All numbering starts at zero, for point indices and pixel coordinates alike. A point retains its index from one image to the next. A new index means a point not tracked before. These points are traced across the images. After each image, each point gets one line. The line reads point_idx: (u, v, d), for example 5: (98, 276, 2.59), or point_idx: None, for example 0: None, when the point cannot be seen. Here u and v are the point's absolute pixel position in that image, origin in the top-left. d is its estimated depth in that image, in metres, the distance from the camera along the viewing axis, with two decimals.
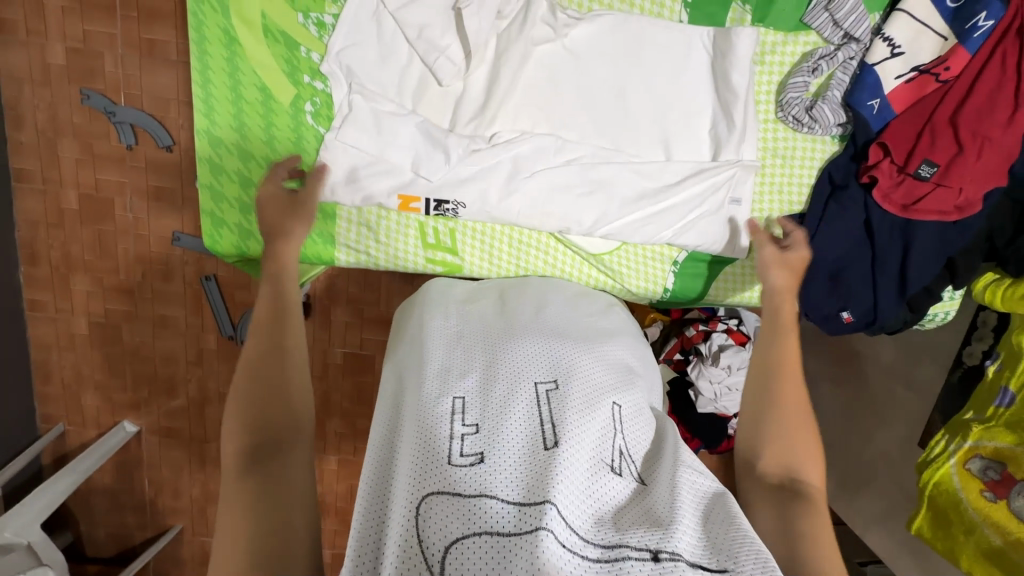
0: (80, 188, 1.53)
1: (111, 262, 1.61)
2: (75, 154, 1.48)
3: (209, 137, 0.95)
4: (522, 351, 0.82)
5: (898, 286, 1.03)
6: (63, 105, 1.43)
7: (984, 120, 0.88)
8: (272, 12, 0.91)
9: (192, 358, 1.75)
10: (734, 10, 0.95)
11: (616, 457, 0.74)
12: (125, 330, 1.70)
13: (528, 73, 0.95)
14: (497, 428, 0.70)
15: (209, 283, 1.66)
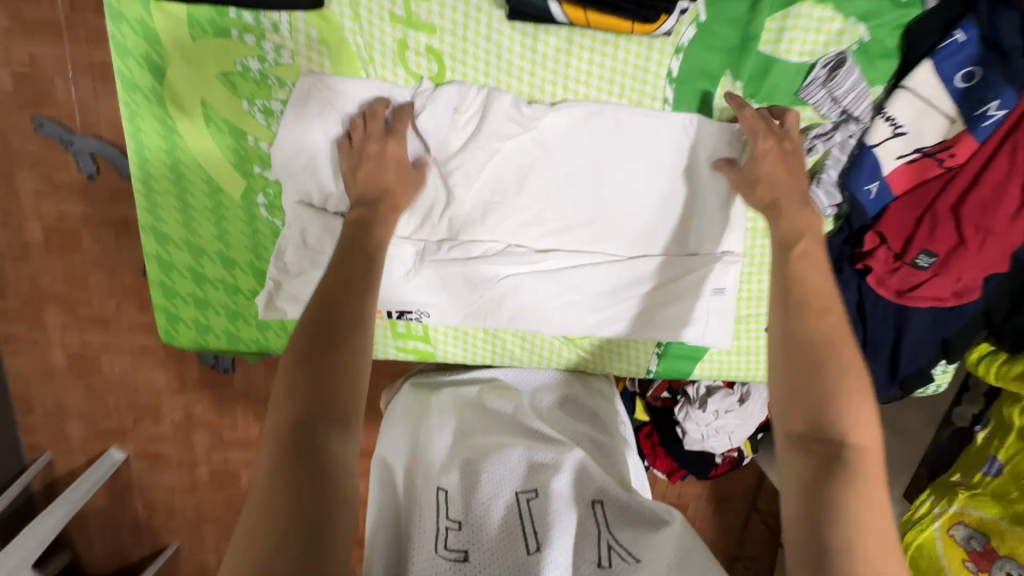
0: (42, 219, 1.45)
1: (83, 293, 1.54)
2: (34, 184, 1.40)
3: (156, 233, 0.88)
4: (510, 443, 0.79)
5: (889, 365, 0.99)
6: (16, 133, 1.36)
7: (989, 213, 0.82)
8: (212, 98, 0.82)
9: (175, 387, 1.68)
10: (723, 83, 0.86)
11: (609, 550, 0.66)
12: (103, 360, 1.63)
13: (496, 165, 0.88)
14: (479, 526, 0.67)
15: None
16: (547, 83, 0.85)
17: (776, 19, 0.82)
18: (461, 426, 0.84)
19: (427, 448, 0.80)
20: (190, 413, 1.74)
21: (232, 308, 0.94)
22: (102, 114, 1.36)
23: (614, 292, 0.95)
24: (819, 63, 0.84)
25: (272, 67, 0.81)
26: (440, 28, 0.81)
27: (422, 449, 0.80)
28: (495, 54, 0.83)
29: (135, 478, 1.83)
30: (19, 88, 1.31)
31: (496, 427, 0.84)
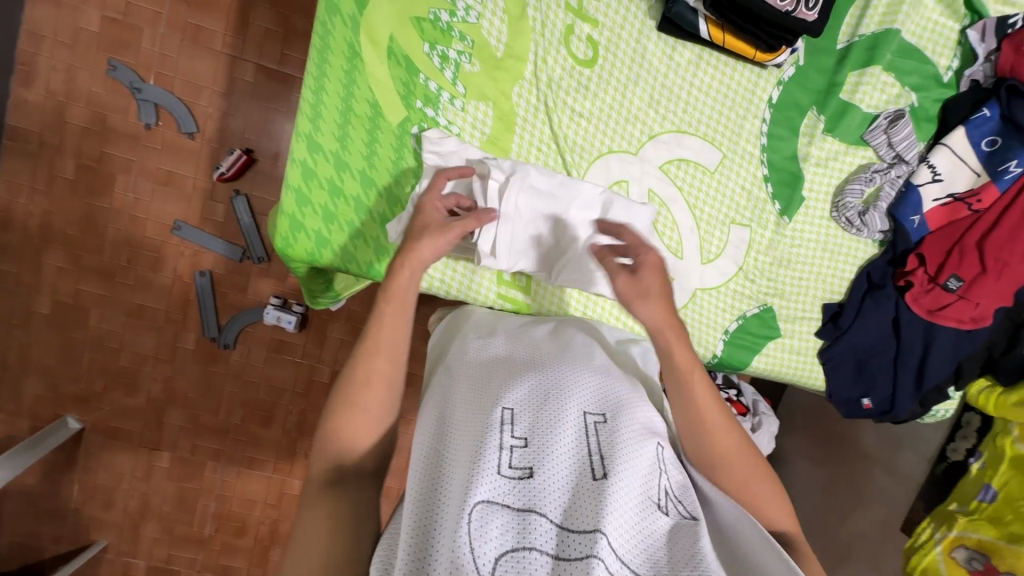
0: (80, 159, 1.59)
1: (96, 241, 1.62)
2: (84, 121, 1.57)
3: (309, 141, 0.93)
4: (573, 375, 0.81)
5: (915, 379, 1.14)
6: (85, 71, 1.55)
7: (1009, 250, 1.02)
8: (400, 37, 0.93)
9: (164, 354, 1.69)
10: (809, 117, 1.06)
11: (664, 495, 0.72)
12: (93, 315, 1.65)
13: (626, 143, 1.03)
14: (546, 445, 0.70)
15: (203, 279, 1.67)
16: (676, 87, 1.02)
17: (854, 75, 1.05)
18: (514, 354, 0.86)
19: (481, 372, 0.82)
20: (170, 386, 1.71)
21: (357, 226, 0.98)
22: (179, 72, 1.58)
23: (703, 269, 1.09)
24: (882, 115, 1.06)
25: (458, 23, 0.94)
26: (603, 24, 0.98)
27: (476, 372, 0.82)
28: (640, 55, 1.00)
29: (80, 456, 1.70)
30: (105, 31, 1.54)
31: (556, 359, 0.84)
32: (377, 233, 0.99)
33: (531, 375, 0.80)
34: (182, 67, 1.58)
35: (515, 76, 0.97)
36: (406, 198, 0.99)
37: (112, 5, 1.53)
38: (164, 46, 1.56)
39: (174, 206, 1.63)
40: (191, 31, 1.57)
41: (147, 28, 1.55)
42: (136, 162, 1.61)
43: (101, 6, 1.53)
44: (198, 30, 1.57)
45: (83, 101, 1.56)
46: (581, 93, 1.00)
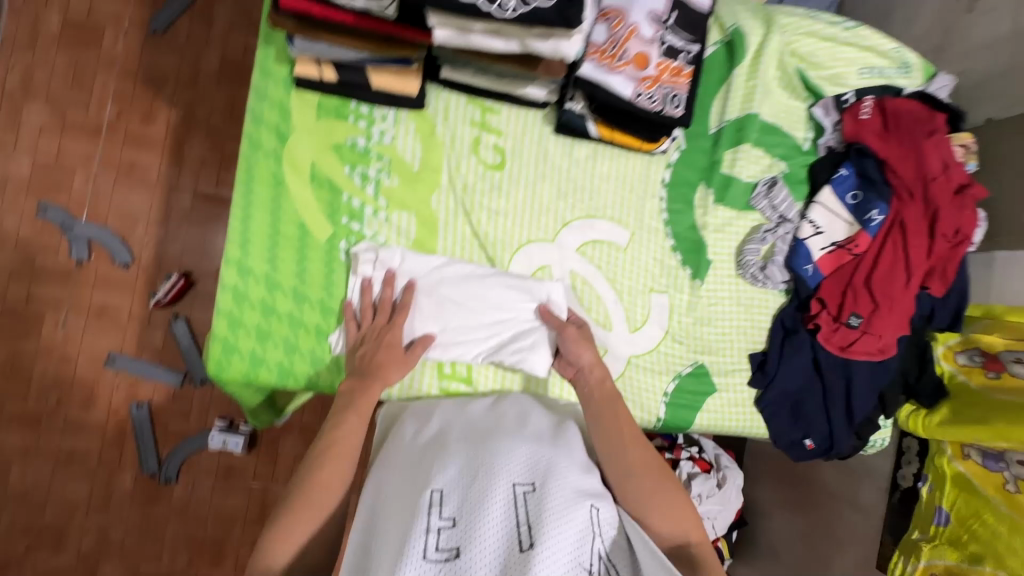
0: (6, 303, 1.55)
1: (22, 386, 1.54)
2: (12, 265, 1.55)
3: (239, 267, 0.97)
4: (503, 447, 0.84)
5: (846, 415, 1.21)
6: (14, 217, 1.56)
7: (891, 288, 1.15)
8: (322, 162, 1.01)
9: (97, 500, 1.56)
10: (700, 191, 1.20)
11: (596, 560, 0.72)
12: (16, 467, 1.53)
13: (543, 232, 1.12)
14: (472, 523, 0.72)
15: (140, 410, 1.59)
16: (580, 178, 1.13)
17: (730, 152, 1.21)
18: (448, 433, 0.90)
19: (418, 458, 0.86)
20: (105, 534, 1.56)
21: (291, 340, 1.00)
22: (113, 206, 1.61)
23: (632, 337, 1.15)
24: (760, 182, 1.21)
25: (374, 145, 1.04)
26: (506, 133, 1.10)
27: (415, 458, 0.86)
28: (543, 155, 1.12)
29: None
30: (36, 177, 1.58)
31: (489, 434, 0.88)
32: (314, 345, 1.01)
33: (462, 453, 0.83)
34: (116, 202, 1.61)
35: (433, 185, 1.06)
36: (338, 308, 1.02)
37: (44, 152, 1.58)
38: (97, 184, 1.60)
39: (109, 339, 1.59)
40: (126, 168, 1.63)
41: (80, 169, 1.60)
42: (68, 298, 1.58)
43: (33, 153, 1.57)
44: (133, 167, 1.63)
45: (13, 245, 1.55)
46: (494, 194, 1.10)
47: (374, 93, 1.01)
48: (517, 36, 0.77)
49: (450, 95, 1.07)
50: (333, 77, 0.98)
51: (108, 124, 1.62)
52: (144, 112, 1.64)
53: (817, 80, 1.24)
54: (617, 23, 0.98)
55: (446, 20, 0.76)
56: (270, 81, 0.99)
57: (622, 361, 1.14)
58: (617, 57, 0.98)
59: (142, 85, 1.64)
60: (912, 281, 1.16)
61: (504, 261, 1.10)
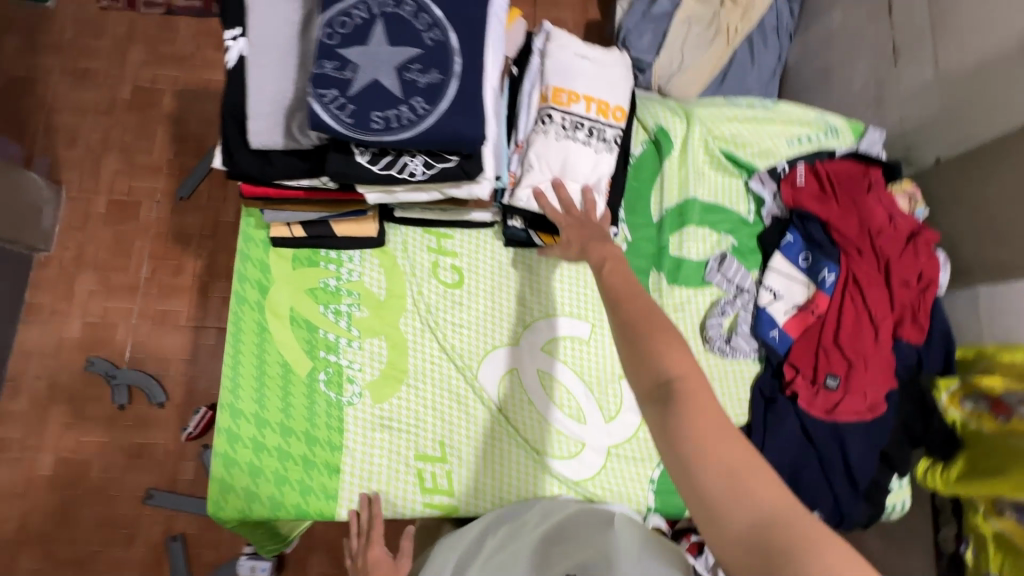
0: (59, 453, 1.72)
1: (72, 530, 1.67)
2: (65, 417, 1.74)
3: (231, 410, 1.08)
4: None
5: (849, 482, 1.16)
6: (67, 373, 1.77)
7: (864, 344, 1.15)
8: (299, 306, 1.15)
9: None
10: (653, 277, 1.26)
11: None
12: None
13: (508, 335, 1.20)
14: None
15: (175, 543, 1.67)
16: (535, 281, 1.22)
17: (676, 235, 1.28)
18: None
19: None
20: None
21: (280, 472, 1.08)
22: (149, 351, 1.81)
23: (608, 427, 1.17)
24: (710, 258, 1.26)
25: (343, 283, 1.17)
26: (461, 254, 1.22)
27: None
28: (498, 267, 1.22)
29: None
30: (86, 335, 1.81)
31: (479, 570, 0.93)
32: (302, 475, 1.08)
33: None
34: (152, 347, 1.81)
35: (400, 310, 1.18)
36: (320, 436, 1.10)
37: (93, 312, 1.82)
38: (136, 334, 1.82)
39: (147, 476, 1.72)
40: (159, 316, 1.84)
41: (122, 323, 1.82)
42: (110, 442, 1.74)
43: (83, 314, 1.82)
44: (165, 314, 1.84)
45: (64, 399, 1.75)
46: (456, 308, 1.19)
47: (338, 239, 1.16)
48: (435, 188, 0.90)
49: (408, 229, 1.21)
50: (301, 232, 1.14)
51: (145, 281, 1.86)
52: (174, 268, 1.88)
53: (748, 157, 1.32)
54: (529, 151, 1.11)
55: (374, 188, 0.89)
56: (252, 244, 1.15)
57: (602, 453, 1.16)
58: (534, 179, 1.10)
59: (173, 244, 1.89)
60: (884, 334, 1.15)
61: (472, 369, 1.17)
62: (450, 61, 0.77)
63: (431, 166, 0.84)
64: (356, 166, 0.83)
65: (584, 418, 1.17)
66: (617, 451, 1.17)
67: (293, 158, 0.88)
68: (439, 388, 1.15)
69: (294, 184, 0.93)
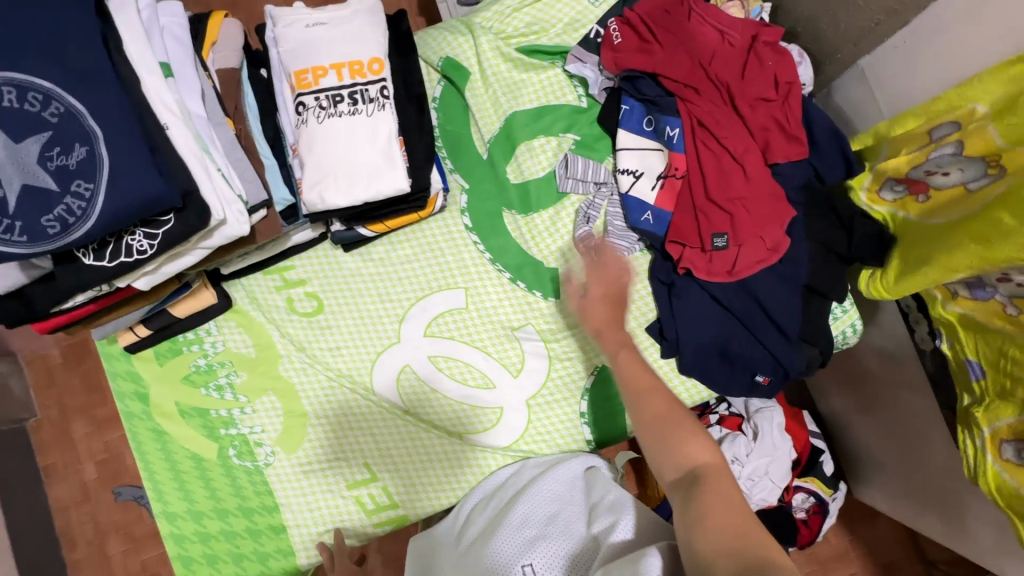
0: None
1: None
2: None
3: (166, 515, 1.11)
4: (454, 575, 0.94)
5: (780, 332, 1.06)
6: None
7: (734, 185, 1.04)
8: (182, 397, 1.14)
9: None
10: (507, 215, 1.16)
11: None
12: None
13: (388, 336, 1.15)
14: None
15: None
16: (391, 272, 1.16)
17: (512, 161, 1.16)
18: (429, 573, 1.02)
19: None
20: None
21: (234, 550, 1.11)
22: None
23: (519, 382, 1.12)
24: (556, 167, 1.15)
25: (213, 358, 1.15)
26: (309, 278, 1.16)
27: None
28: (348, 275, 1.16)
29: None
30: None
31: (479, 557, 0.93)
32: (253, 545, 1.11)
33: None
34: None
35: (275, 359, 1.15)
36: (254, 505, 1.11)
37: None
38: None
39: None
40: None
41: None
42: None
43: None
44: None
45: (110, 532, 1.64)
46: (326, 333, 1.15)
47: (186, 320, 1.12)
48: (192, 247, 0.86)
49: (248, 279, 1.16)
50: (145, 329, 1.11)
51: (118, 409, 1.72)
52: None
53: (554, 41, 1.16)
54: (304, 153, 0.98)
55: (132, 276, 0.86)
56: (115, 360, 1.14)
57: (522, 409, 1.12)
58: (317, 179, 0.98)
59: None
60: (753, 168, 1.04)
61: (367, 383, 1.14)
62: (86, 129, 0.72)
63: (153, 236, 0.78)
64: (88, 267, 0.80)
65: (492, 382, 1.13)
66: (537, 399, 1.12)
67: (43, 283, 0.84)
68: (343, 414, 1.13)
69: (73, 303, 0.90)
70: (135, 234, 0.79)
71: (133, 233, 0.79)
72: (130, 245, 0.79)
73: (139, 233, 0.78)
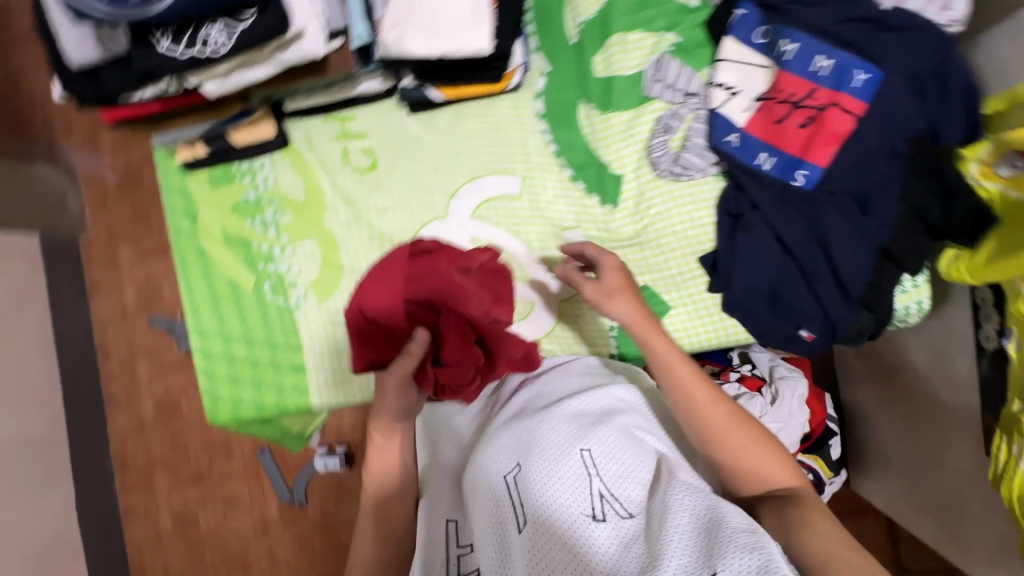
0: (154, 397, 1.93)
1: (183, 455, 1.93)
2: (148, 368, 1.92)
3: (199, 331, 1.16)
4: (494, 443, 0.91)
5: (841, 291, 1.00)
6: (138, 333, 1.92)
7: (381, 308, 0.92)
8: (229, 225, 1.16)
9: (258, 530, 1.92)
10: (582, 110, 1.09)
11: (598, 503, 0.80)
12: (200, 514, 1.94)
13: (436, 209, 1.13)
14: (488, 531, 0.82)
15: (264, 453, 1.91)
16: (452, 145, 1.12)
17: (601, 54, 1.08)
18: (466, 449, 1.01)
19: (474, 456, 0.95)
20: (273, 556, 1.92)
21: (256, 377, 1.16)
22: None
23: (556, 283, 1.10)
24: (647, 67, 1.06)
25: (263, 193, 1.15)
26: (369, 134, 1.14)
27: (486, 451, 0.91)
28: (409, 139, 1.13)
29: None
30: (141, 298, 1.91)
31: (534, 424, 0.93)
32: (273, 377, 1.16)
33: (514, 445, 0.90)
34: None
35: (321, 207, 1.15)
36: (280, 341, 1.16)
37: (137, 278, 1.90)
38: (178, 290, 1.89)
39: None
40: None
41: (163, 283, 1.90)
42: (189, 383, 1.92)
43: (132, 282, 1.90)
44: None
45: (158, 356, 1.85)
46: (376, 192, 1.14)
47: (242, 149, 1.12)
48: (267, 59, 0.82)
49: (308, 121, 1.14)
50: (204, 148, 1.12)
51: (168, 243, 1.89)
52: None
53: None
54: None
55: (204, 75, 0.84)
56: (171, 175, 1.16)
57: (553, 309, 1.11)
58: (399, 20, 0.92)
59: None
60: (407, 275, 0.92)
61: None
62: None
63: (232, 29, 0.75)
64: (161, 54, 0.77)
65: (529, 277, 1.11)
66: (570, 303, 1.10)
67: (117, 67, 0.83)
68: None
69: (141, 98, 0.90)
70: (214, 26, 0.75)
71: (212, 24, 0.75)
72: (208, 37, 0.76)
73: (219, 25, 0.75)
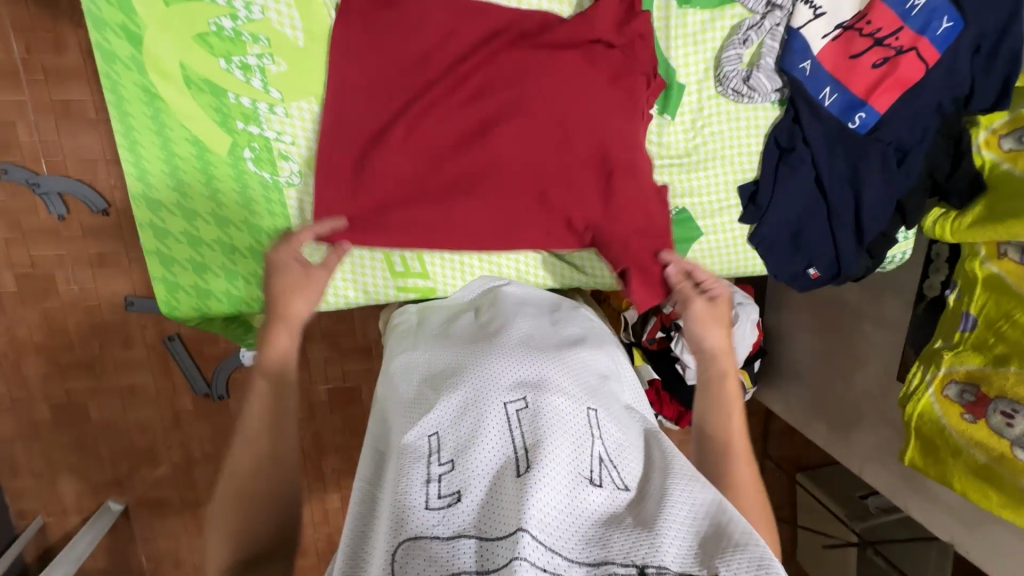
0: (15, 268, 1.51)
1: (63, 340, 1.58)
2: (3, 233, 1.47)
3: (148, 201, 0.90)
4: (491, 368, 0.72)
5: (855, 234, 1.07)
6: None
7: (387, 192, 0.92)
8: (191, 60, 0.86)
9: (169, 423, 1.71)
10: None
11: (598, 463, 0.64)
12: (91, 406, 1.66)
13: None
14: (467, 456, 0.61)
15: (174, 343, 1.63)
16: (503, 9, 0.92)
17: None
18: (445, 363, 0.76)
19: (440, 371, 0.75)
20: (187, 450, 1.75)
21: (229, 266, 0.95)
22: (67, 152, 1.42)
23: None
24: None
25: (244, 24, 0.86)
26: None
27: (468, 367, 0.73)
28: None
29: (137, 530, 1.80)
30: None
31: (528, 351, 0.76)
32: (253, 267, 0.95)
33: (508, 371, 0.72)
34: (67, 147, 1.42)
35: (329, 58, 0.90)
36: (264, 225, 0.94)
37: None
38: (42, 133, 1.39)
39: (118, 284, 1.56)
40: (61, 108, 1.39)
41: (17, 119, 1.38)
42: (68, 254, 1.52)
43: None
44: (67, 104, 1.39)
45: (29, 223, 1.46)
46: None
47: None
48: None
49: None
50: None
51: (22, 65, 1.34)
52: (53, 39, 1.35)
53: None
54: None
55: None
56: None
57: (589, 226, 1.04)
58: None
59: (35, 6, 1.31)
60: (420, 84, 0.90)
61: None
62: None
63: None
64: None
65: None
66: None
67: None
68: None
69: None
70: None
71: None
72: None
73: None
